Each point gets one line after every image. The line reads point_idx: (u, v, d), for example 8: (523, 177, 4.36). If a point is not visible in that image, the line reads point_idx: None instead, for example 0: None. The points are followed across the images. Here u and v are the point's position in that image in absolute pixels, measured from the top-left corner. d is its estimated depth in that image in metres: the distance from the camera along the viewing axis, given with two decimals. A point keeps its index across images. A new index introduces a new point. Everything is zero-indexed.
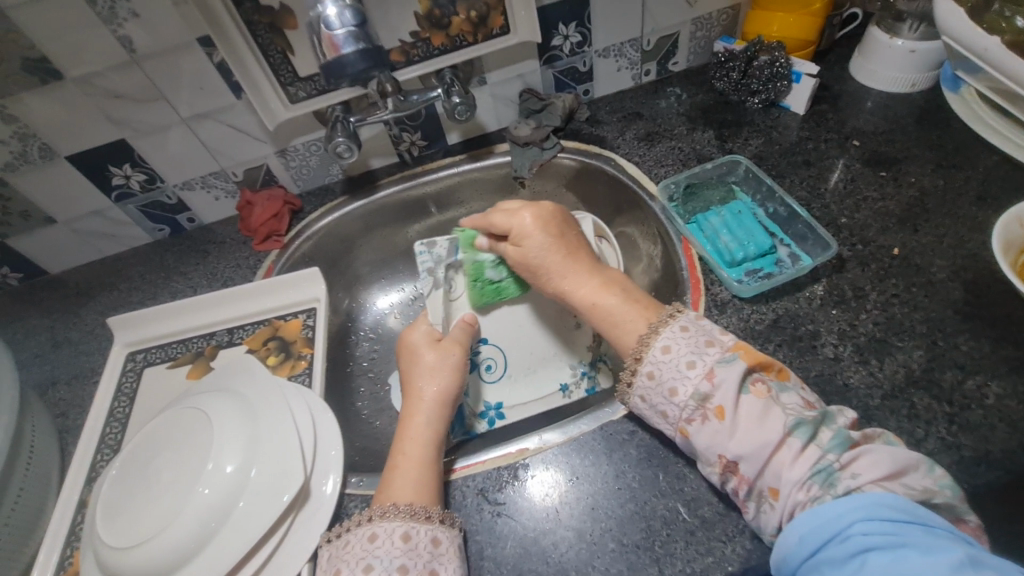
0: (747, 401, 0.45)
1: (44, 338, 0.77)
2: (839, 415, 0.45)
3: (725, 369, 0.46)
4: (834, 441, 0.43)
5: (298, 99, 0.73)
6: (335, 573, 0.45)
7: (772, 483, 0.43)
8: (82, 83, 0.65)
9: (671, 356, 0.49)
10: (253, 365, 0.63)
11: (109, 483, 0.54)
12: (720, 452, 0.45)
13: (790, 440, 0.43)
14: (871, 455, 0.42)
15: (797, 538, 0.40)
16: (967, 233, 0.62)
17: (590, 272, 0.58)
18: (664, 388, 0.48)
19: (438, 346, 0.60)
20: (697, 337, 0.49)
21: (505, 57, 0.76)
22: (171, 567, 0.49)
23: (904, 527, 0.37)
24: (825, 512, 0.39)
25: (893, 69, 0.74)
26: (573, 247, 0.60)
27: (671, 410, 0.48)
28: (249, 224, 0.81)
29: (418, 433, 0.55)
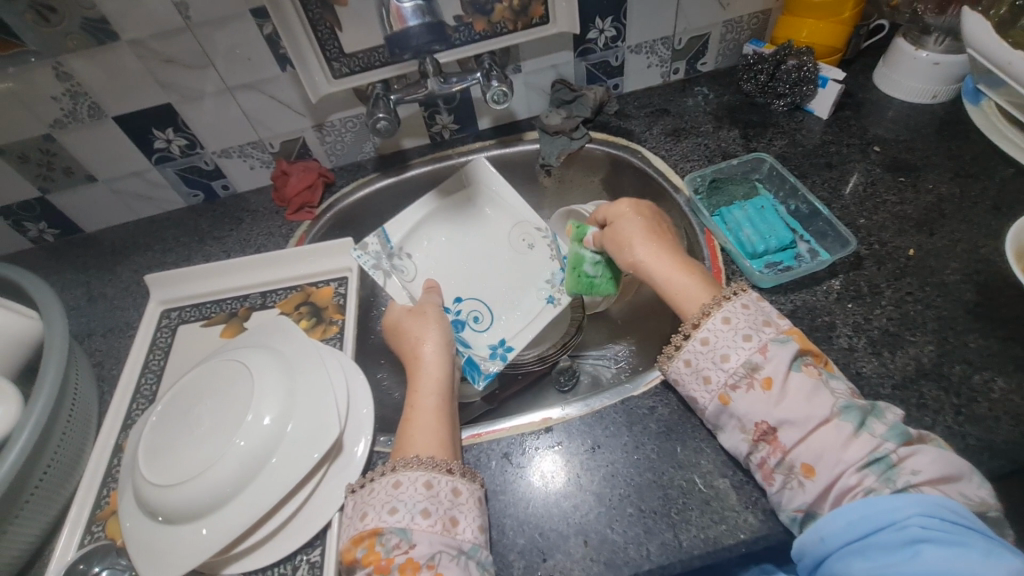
0: (797, 378, 0.48)
1: (80, 293, 0.80)
2: (889, 410, 0.47)
3: (778, 347, 0.49)
4: (892, 432, 0.45)
5: (341, 75, 0.75)
6: (363, 514, 0.49)
7: (808, 459, 0.45)
8: (136, 46, 0.67)
9: (731, 327, 0.52)
10: (289, 325, 0.65)
11: (151, 426, 0.56)
12: (759, 419, 0.48)
13: (837, 421, 0.46)
14: (925, 456, 0.44)
15: (845, 521, 0.42)
16: (981, 239, 0.64)
17: (672, 252, 0.61)
18: (717, 353, 0.51)
19: (412, 314, 0.67)
20: (757, 315, 0.52)
21: (542, 46, 0.79)
22: (210, 506, 0.52)
23: (962, 530, 0.38)
24: (881, 503, 0.41)
25: (916, 79, 0.77)
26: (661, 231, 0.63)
27: (717, 376, 0.51)
28: (283, 194, 0.83)
29: (423, 385, 0.59)
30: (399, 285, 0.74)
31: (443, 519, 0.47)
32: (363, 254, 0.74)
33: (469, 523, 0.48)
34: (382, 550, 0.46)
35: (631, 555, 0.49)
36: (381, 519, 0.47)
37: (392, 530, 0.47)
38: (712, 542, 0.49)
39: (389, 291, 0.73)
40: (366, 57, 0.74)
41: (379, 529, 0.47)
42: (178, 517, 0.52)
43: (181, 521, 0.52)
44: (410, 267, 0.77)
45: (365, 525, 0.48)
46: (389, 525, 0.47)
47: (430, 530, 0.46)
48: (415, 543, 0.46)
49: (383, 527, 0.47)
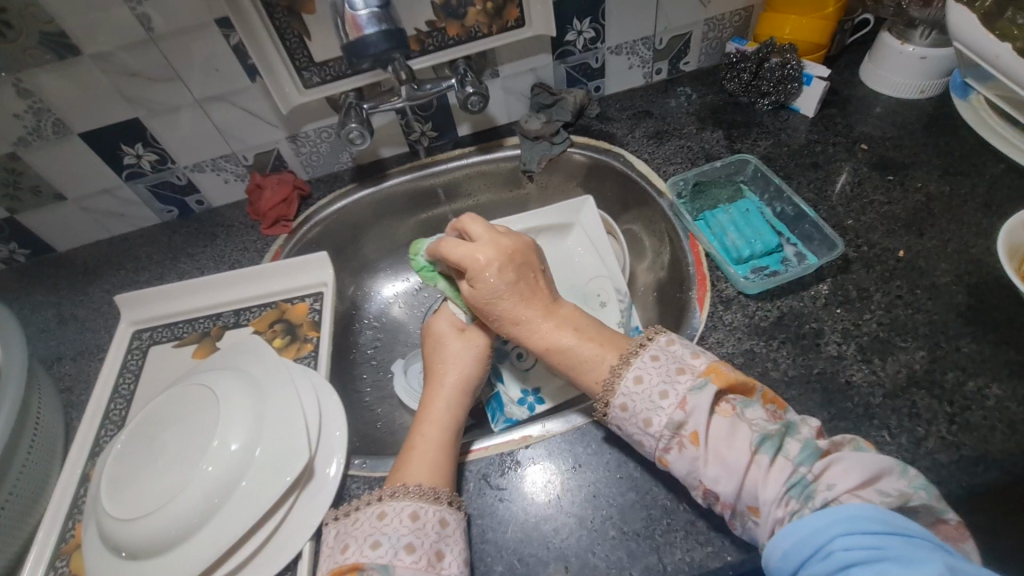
0: (716, 424, 0.46)
1: (50, 314, 0.77)
2: (803, 425, 0.45)
3: (697, 397, 0.46)
4: (804, 453, 0.43)
5: (312, 84, 0.73)
6: (344, 546, 0.46)
7: (751, 501, 0.43)
8: (100, 61, 0.65)
9: (643, 387, 0.48)
10: (261, 345, 0.63)
11: (114, 456, 0.54)
12: (700, 478, 0.45)
13: (758, 457, 0.43)
14: (840, 467, 0.41)
15: (780, 553, 0.39)
16: (972, 238, 0.62)
17: (549, 309, 0.57)
18: (638, 419, 0.48)
19: (462, 336, 0.62)
20: (668, 365, 0.49)
21: (519, 50, 0.77)
22: (174, 540, 0.50)
23: (884, 540, 0.36)
24: (805, 527, 0.39)
25: (902, 74, 0.75)
26: (535, 288, 0.58)
27: (648, 442, 0.47)
28: (258, 208, 0.81)
29: (440, 416, 0.56)
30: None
31: (427, 555, 0.45)
32: None
33: (454, 556, 0.46)
34: None
35: None
36: (361, 554, 0.45)
37: (372, 566, 0.44)
38: (698, 565, 0.47)
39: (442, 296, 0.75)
40: (336, 66, 0.72)
41: (359, 565, 0.45)
42: (142, 551, 0.50)
43: (146, 556, 0.50)
44: None
45: (346, 558, 0.46)
46: (370, 562, 0.45)
47: (413, 567, 0.44)
48: None
49: (364, 563, 0.45)
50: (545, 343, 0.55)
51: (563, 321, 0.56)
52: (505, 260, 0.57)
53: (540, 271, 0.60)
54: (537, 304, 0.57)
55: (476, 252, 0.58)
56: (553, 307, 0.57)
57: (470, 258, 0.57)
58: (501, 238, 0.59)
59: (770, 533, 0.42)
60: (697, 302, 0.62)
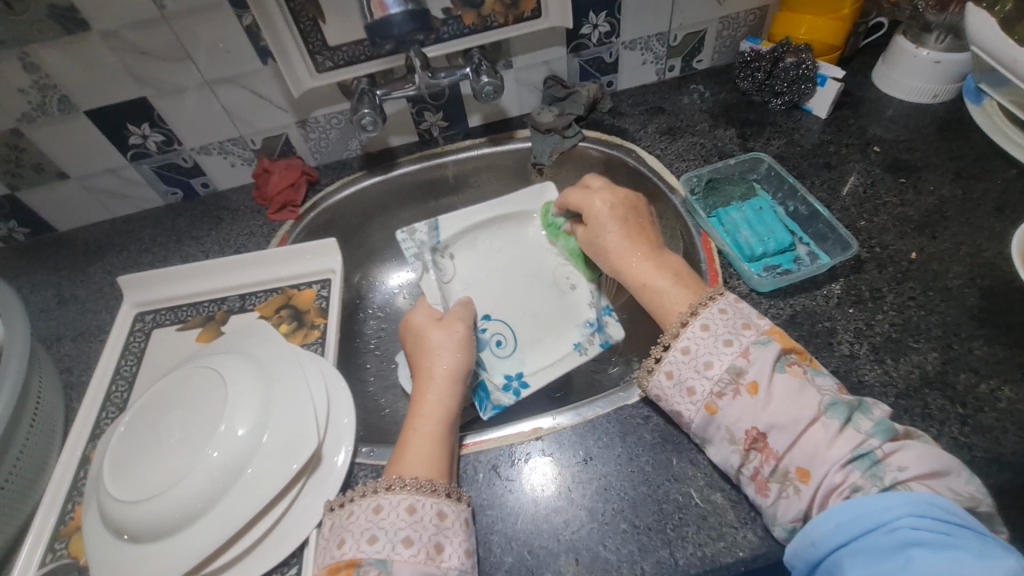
0: (782, 379, 0.46)
1: (50, 295, 0.76)
2: (876, 406, 0.45)
3: (761, 350, 0.47)
4: (877, 429, 0.43)
5: (325, 69, 0.72)
6: (340, 540, 0.46)
7: (803, 463, 0.43)
8: (109, 37, 0.64)
9: (710, 333, 0.49)
10: (268, 330, 0.62)
11: (117, 437, 0.53)
12: (750, 426, 0.45)
13: (824, 419, 0.44)
14: (910, 452, 0.42)
15: (833, 524, 0.40)
16: (984, 242, 0.63)
17: (651, 255, 0.59)
18: (698, 362, 0.48)
19: (441, 324, 0.62)
20: (735, 319, 0.50)
21: (534, 41, 0.76)
22: (176, 524, 0.49)
23: (956, 530, 0.37)
24: (874, 502, 0.39)
25: (915, 78, 0.75)
26: (647, 235, 0.61)
27: (701, 386, 0.48)
28: (265, 193, 0.80)
29: (431, 407, 0.55)
30: (434, 283, 0.72)
31: (426, 547, 0.45)
32: (409, 240, 0.75)
33: (455, 548, 0.46)
34: None
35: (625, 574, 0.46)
36: (358, 548, 0.45)
37: (369, 561, 0.44)
38: (709, 560, 0.46)
39: (422, 285, 0.72)
40: (350, 50, 0.71)
41: (356, 560, 0.44)
42: (145, 535, 0.49)
43: (149, 540, 0.49)
44: (450, 268, 0.76)
45: (342, 554, 0.45)
46: (366, 557, 0.44)
47: (412, 561, 0.44)
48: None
49: (361, 559, 0.44)
50: (641, 280, 0.57)
51: (664, 264, 0.57)
52: (625, 207, 0.62)
53: (653, 223, 0.63)
54: (642, 248, 0.59)
55: (594, 199, 0.63)
56: (655, 254, 0.59)
57: (585, 202, 0.64)
58: (621, 190, 0.64)
59: (816, 502, 0.42)
60: None
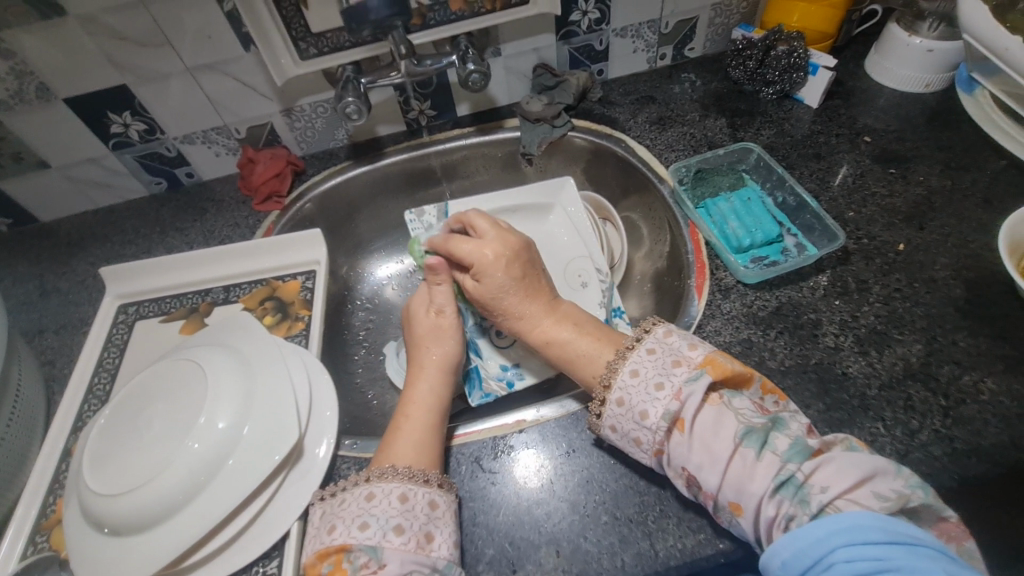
0: (704, 412, 0.45)
1: (32, 287, 0.75)
2: (791, 421, 0.44)
3: (692, 388, 0.45)
4: (792, 450, 0.42)
5: (309, 56, 0.71)
6: (331, 527, 0.46)
7: (734, 497, 0.42)
8: (87, 23, 0.62)
9: (639, 379, 0.48)
10: (251, 323, 0.62)
11: (96, 431, 0.53)
12: (683, 466, 0.44)
13: (742, 449, 0.43)
14: (832, 465, 0.41)
15: (779, 562, 0.39)
16: (971, 233, 0.62)
17: (551, 306, 0.57)
18: (635, 412, 0.47)
19: (438, 313, 0.61)
20: (664, 358, 0.48)
21: (522, 28, 0.75)
22: (157, 518, 0.48)
23: (889, 550, 0.36)
24: (806, 536, 0.38)
25: (907, 68, 0.74)
26: (539, 284, 0.58)
27: (644, 436, 0.46)
28: (249, 183, 0.79)
29: (422, 397, 0.56)
30: None
31: (417, 536, 0.45)
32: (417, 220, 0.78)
33: (444, 539, 0.46)
34: (349, 568, 0.43)
35: (605, 566, 0.47)
36: (349, 535, 0.44)
37: (360, 547, 0.44)
38: (689, 552, 0.47)
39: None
40: (334, 37, 0.70)
41: (347, 545, 0.44)
42: (126, 528, 0.48)
43: (130, 532, 0.49)
44: None
45: (332, 540, 0.45)
46: (358, 543, 0.44)
47: (403, 549, 0.43)
48: (386, 562, 0.43)
49: (352, 544, 0.44)
50: (545, 338, 0.55)
51: (563, 318, 0.56)
52: (512, 257, 0.57)
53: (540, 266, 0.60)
54: (540, 302, 0.57)
55: (483, 250, 0.57)
56: (554, 307, 0.57)
57: (472, 254, 0.57)
58: (509, 236, 0.59)
59: (763, 532, 0.42)
60: (696, 290, 0.62)
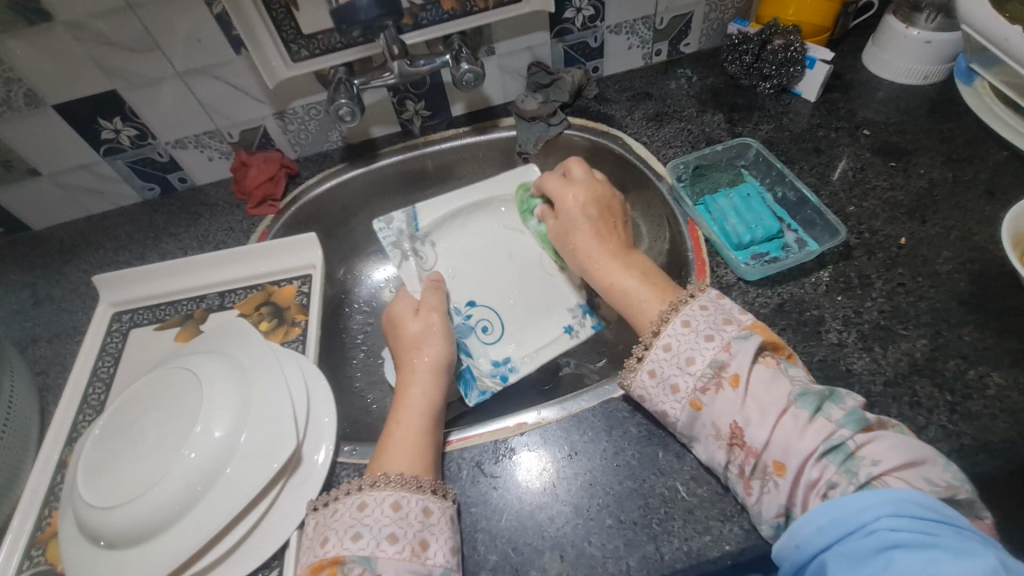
0: (758, 373, 0.46)
1: (25, 295, 0.74)
2: (848, 395, 0.44)
3: (742, 344, 0.46)
4: (848, 419, 0.42)
5: (300, 58, 0.70)
6: (324, 539, 0.45)
7: (779, 456, 0.42)
8: (74, 28, 0.61)
9: (691, 330, 0.49)
10: (247, 329, 0.61)
11: (91, 442, 0.52)
12: (731, 421, 0.45)
13: (794, 410, 0.43)
14: (884, 442, 0.41)
15: (814, 527, 0.38)
16: (974, 226, 0.62)
17: (623, 256, 0.59)
18: (680, 358, 0.48)
19: (418, 316, 0.62)
20: (716, 315, 0.49)
21: (517, 26, 0.74)
22: (154, 529, 0.48)
23: (933, 527, 0.35)
24: (849, 503, 0.38)
25: (905, 59, 0.74)
26: (615, 233, 0.62)
27: (683, 383, 0.47)
28: (243, 186, 0.78)
29: (414, 401, 0.54)
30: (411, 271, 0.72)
31: (411, 544, 0.44)
32: (386, 229, 0.74)
33: (440, 546, 0.45)
34: None
35: (610, 570, 0.46)
36: (341, 546, 0.44)
37: (353, 559, 0.43)
38: (696, 555, 0.46)
39: (401, 273, 0.72)
40: (326, 38, 0.69)
41: (340, 558, 0.43)
42: (122, 540, 0.48)
43: (127, 544, 0.48)
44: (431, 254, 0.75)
45: (325, 552, 0.44)
46: (350, 554, 0.43)
47: (397, 558, 0.43)
48: (380, 572, 0.42)
49: (345, 556, 0.43)
50: (609, 280, 0.58)
51: (631, 264, 0.58)
52: (594, 201, 0.63)
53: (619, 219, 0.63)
54: (608, 248, 0.60)
55: (565, 191, 0.64)
56: (623, 255, 0.60)
57: (558, 193, 0.65)
58: (597, 185, 0.65)
59: (799, 499, 0.41)
60: (696, 287, 0.61)
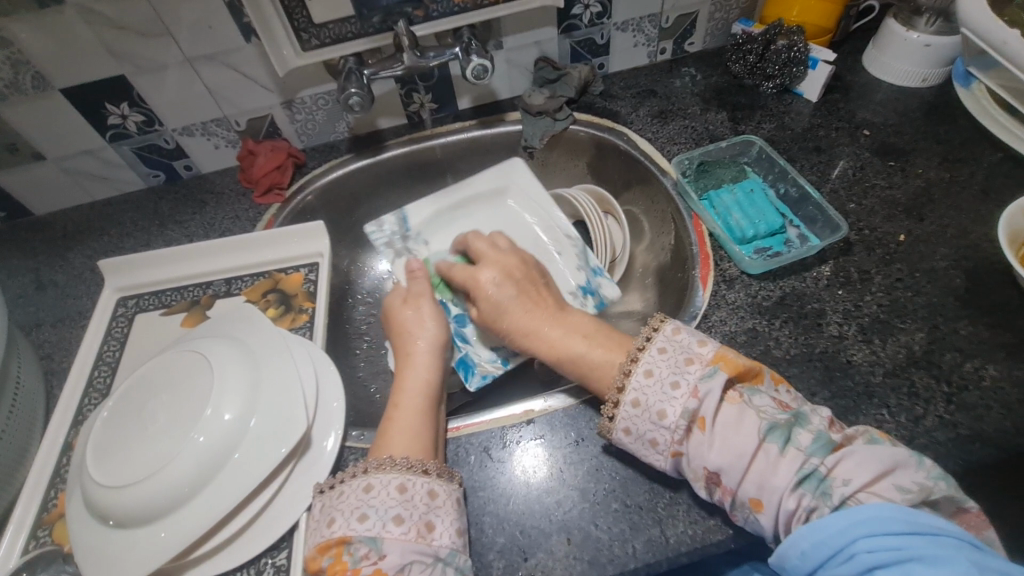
0: (725, 412, 0.45)
1: (28, 280, 0.74)
2: (813, 414, 0.44)
3: (707, 384, 0.45)
4: (816, 444, 0.42)
5: (311, 46, 0.70)
6: (331, 520, 0.45)
7: (756, 493, 0.42)
8: (85, 12, 0.61)
9: (655, 380, 0.47)
10: (255, 315, 0.61)
11: (100, 424, 0.52)
12: (703, 465, 0.44)
13: (765, 445, 0.43)
14: (852, 460, 0.41)
15: (798, 553, 0.39)
16: (970, 224, 0.63)
17: (562, 318, 0.57)
18: (652, 413, 0.46)
19: (407, 304, 0.63)
20: (677, 356, 0.48)
21: (525, 21, 0.75)
22: (162, 511, 0.48)
23: (909, 541, 0.36)
24: (824, 529, 0.39)
25: (905, 62, 0.75)
26: (540, 296, 0.59)
27: (660, 437, 0.46)
28: (250, 175, 0.78)
29: (411, 384, 0.55)
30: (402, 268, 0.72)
31: (417, 526, 0.44)
32: (379, 231, 0.75)
33: (446, 527, 0.46)
34: (350, 560, 0.43)
35: (616, 553, 0.47)
36: (349, 527, 0.44)
37: (360, 539, 0.43)
38: (700, 538, 0.47)
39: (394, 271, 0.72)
40: (337, 28, 0.69)
41: (347, 538, 0.44)
42: (130, 521, 0.48)
43: (136, 525, 0.48)
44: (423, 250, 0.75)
45: (332, 533, 0.44)
46: (357, 534, 0.44)
47: (403, 539, 0.43)
48: (386, 552, 0.43)
49: (352, 536, 0.44)
50: (557, 351, 0.54)
51: (572, 328, 0.56)
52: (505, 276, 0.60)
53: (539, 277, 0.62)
54: (541, 311, 0.57)
55: (479, 274, 0.61)
56: (563, 316, 0.57)
57: (467, 276, 0.62)
58: (508, 257, 0.63)
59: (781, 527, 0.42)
60: (701, 280, 0.62)
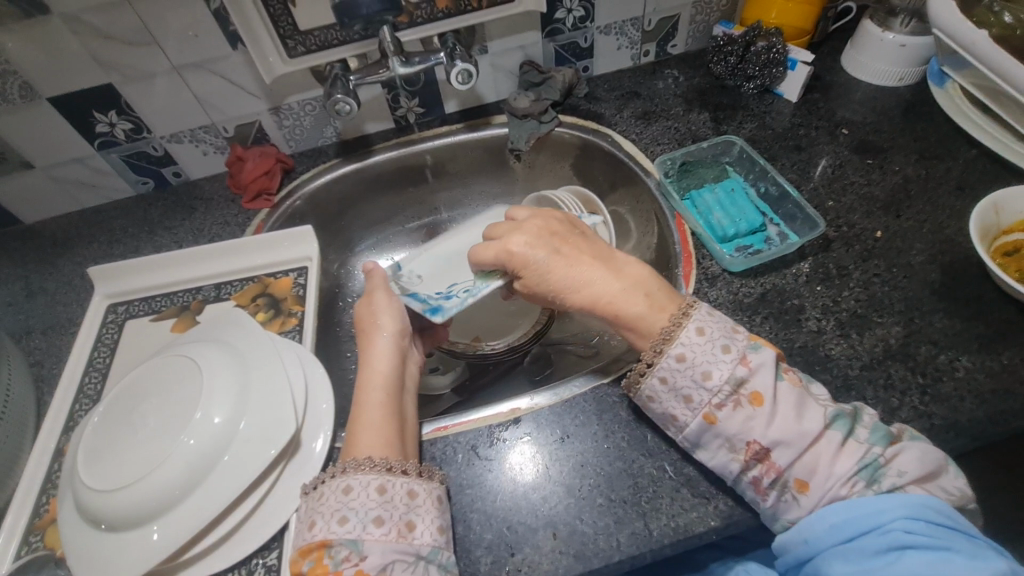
0: (783, 389, 0.46)
1: (18, 288, 0.74)
2: (868, 411, 0.47)
3: (758, 356, 0.46)
4: (875, 436, 0.45)
5: (296, 54, 0.71)
6: (311, 523, 0.46)
7: (804, 475, 0.44)
8: (71, 21, 0.62)
9: (705, 338, 0.48)
10: (244, 319, 0.62)
11: (90, 429, 0.53)
12: (751, 439, 0.45)
13: (830, 432, 0.44)
14: (908, 454, 0.44)
15: (829, 524, 0.43)
16: (946, 219, 0.65)
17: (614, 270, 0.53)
18: (697, 371, 0.47)
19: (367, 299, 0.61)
20: (725, 322, 0.49)
21: (509, 25, 0.76)
22: (153, 514, 0.48)
23: (946, 534, 0.40)
24: (870, 506, 0.42)
25: (881, 61, 0.77)
26: (601, 252, 0.54)
27: (699, 395, 0.47)
28: (239, 180, 0.79)
29: (370, 378, 0.54)
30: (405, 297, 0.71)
31: (398, 525, 0.45)
32: None
33: (426, 526, 0.46)
34: (330, 563, 0.44)
35: (602, 547, 0.48)
36: (329, 530, 0.45)
37: (341, 541, 0.44)
38: (682, 530, 0.48)
39: None
40: (322, 35, 0.70)
41: (327, 541, 0.44)
42: (121, 524, 0.48)
43: (127, 528, 0.49)
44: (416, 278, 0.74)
45: (313, 536, 0.45)
46: (337, 538, 0.44)
47: (383, 540, 0.44)
48: (367, 554, 0.43)
49: (332, 539, 0.44)
50: (614, 308, 0.51)
51: (628, 280, 0.52)
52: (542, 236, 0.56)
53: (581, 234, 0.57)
54: (593, 265, 0.53)
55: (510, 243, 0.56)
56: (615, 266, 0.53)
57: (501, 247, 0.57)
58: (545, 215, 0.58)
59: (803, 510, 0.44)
60: (683, 279, 0.63)
